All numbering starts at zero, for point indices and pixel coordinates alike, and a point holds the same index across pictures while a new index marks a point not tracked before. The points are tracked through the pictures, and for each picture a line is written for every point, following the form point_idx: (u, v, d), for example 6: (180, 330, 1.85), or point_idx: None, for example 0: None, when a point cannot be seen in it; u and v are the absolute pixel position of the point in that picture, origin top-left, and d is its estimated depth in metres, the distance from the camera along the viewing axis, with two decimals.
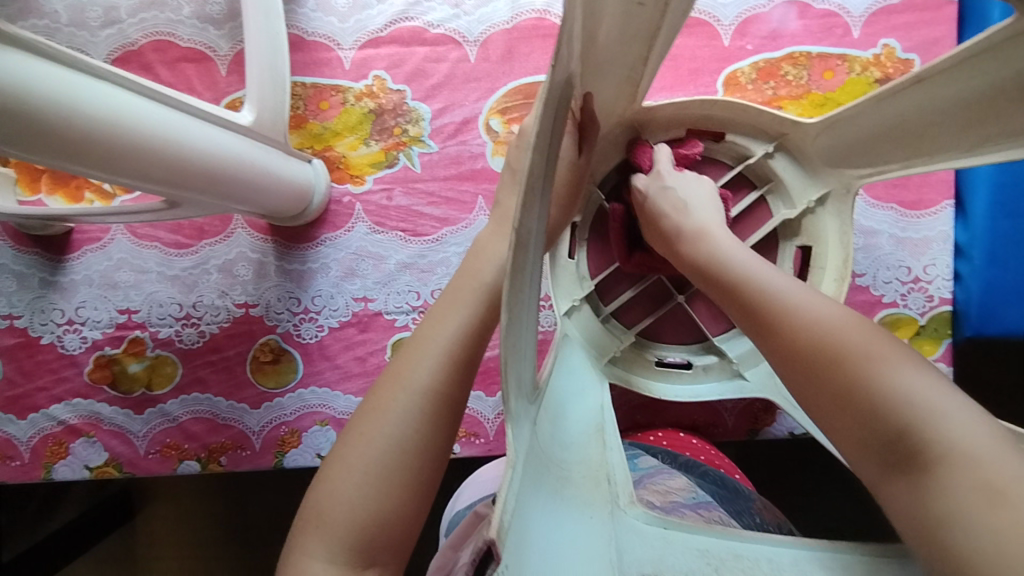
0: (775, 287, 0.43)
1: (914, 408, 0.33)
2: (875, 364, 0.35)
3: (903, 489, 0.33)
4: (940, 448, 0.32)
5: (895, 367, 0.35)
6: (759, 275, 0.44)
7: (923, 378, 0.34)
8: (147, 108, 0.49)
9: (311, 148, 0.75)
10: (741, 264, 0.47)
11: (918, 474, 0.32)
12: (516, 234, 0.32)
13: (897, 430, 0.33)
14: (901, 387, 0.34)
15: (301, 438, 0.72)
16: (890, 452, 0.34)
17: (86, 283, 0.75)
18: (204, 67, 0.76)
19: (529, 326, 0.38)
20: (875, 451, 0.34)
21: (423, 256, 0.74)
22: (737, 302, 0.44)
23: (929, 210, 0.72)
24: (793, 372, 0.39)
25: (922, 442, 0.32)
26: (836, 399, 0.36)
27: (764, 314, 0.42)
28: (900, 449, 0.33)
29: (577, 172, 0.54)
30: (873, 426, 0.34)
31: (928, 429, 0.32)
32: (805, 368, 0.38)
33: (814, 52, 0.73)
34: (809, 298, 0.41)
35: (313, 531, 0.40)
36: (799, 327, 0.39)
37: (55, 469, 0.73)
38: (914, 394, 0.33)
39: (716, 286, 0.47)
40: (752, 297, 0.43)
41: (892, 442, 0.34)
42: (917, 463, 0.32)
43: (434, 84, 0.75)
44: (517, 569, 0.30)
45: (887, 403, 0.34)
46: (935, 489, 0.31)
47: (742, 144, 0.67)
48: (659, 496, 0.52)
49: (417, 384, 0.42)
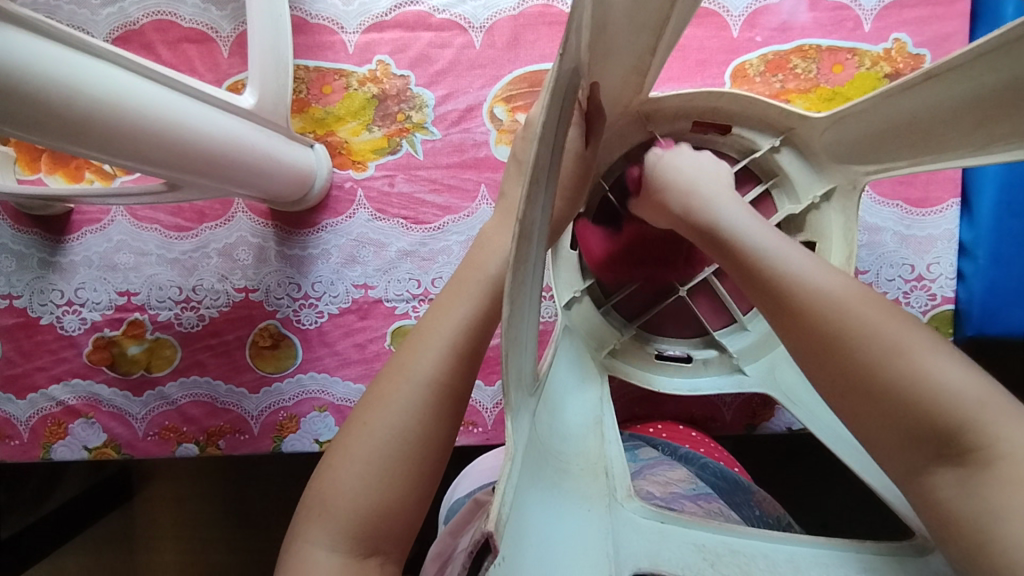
0: (807, 272, 0.43)
1: (965, 405, 0.34)
2: (924, 359, 0.36)
3: (950, 482, 0.35)
4: (990, 442, 0.33)
5: (940, 364, 0.36)
6: (789, 259, 0.44)
7: (964, 373, 0.36)
8: (149, 90, 0.48)
9: (313, 132, 0.74)
10: (768, 246, 0.46)
11: (966, 467, 0.34)
12: (519, 226, 0.32)
13: (946, 425, 0.35)
14: (946, 385, 0.35)
15: (299, 423, 0.72)
16: (936, 446, 0.35)
17: (86, 265, 0.74)
18: (206, 48, 0.75)
19: (531, 317, 0.38)
20: (918, 443, 0.36)
21: (424, 244, 0.74)
22: (765, 287, 0.44)
23: (934, 208, 0.72)
24: (835, 363, 0.39)
25: (972, 438, 0.34)
26: (882, 392, 0.37)
27: (800, 302, 0.41)
28: (948, 442, 0.35)
29: (582, 163, 0.54)
30: (920, 420, 0.35)
31: (980, 424, 0.34)
32: (849, 360, 0.38)
33: (824, 45, 0.72)
34: (846, 288, 0.41)
35: (315, 520, 0.40)
36: (843, 319, 0.39)
37: (54, 449, 0.73)
38: (963, 390, 0.35)
39: (741, 269, 0.46)
40: (784, 284, 0.43)
41: (939, 436, 0.35)
42: (965, 456, 0.34)
43: (438, 70, 0.74)
44: (514, 563, 0.30)
45: (938, 399, 0.35)
46: (983, 481, 0.33)
47: (749, 137, 0.66)
48: (659, 487, 0.52)
49: (421, 375, 0.42)
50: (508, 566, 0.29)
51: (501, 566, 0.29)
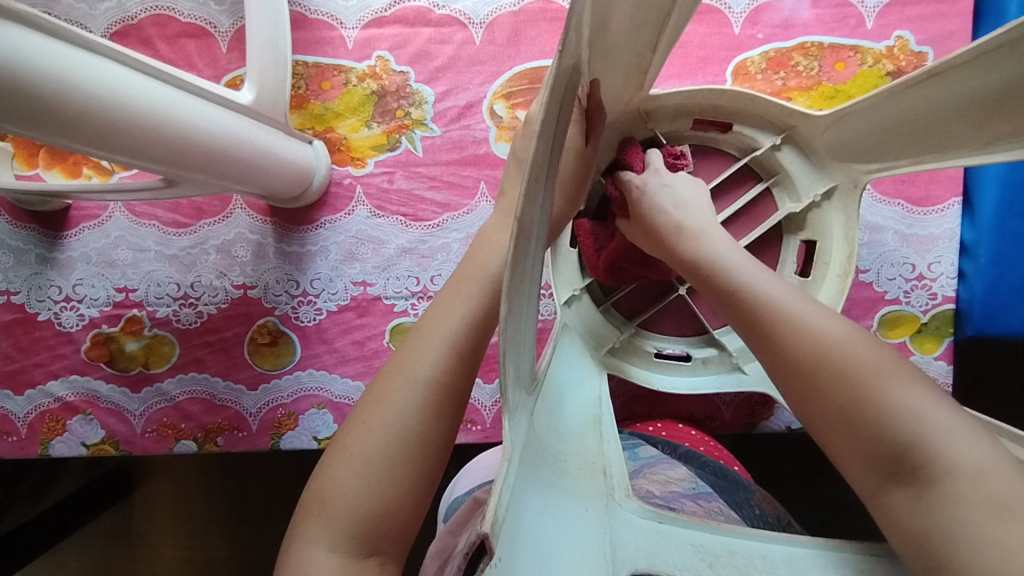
0: (769, 293, 0.43)
1: (920, 424, 0.34)
2: (878, 379, 0.36)
3: (905, 500, 0.34)
4: (940, 460, 0.33)
5: (898, 384, 0.36)
6: (755, 281, 0.44)
7: (922, 394, 0.35)
8: (147, 86, 0.48)
9: (312, 128, 0.74)
10: (736, 267, 0.46)
11: (920, 487, 0.33)
12: (518, 224, 0.31)
13: (902, 444, 0.34)
14: (904, 405, 0.35)
15: (298, 421, 0.72)
16: (894, 466, 0.35)
17: (84, 261, 0.74)
18: (204, 43, 0.74)
19: (530, 316, 0.38)
20: (875, 463, 0.36)
21: (424, 241, 0.73)
22: (733, 309, 0.44)
23: (935, 207, 0.71)
24: (796, 382, 0.39)
25: (925, 456, 0.33)
26: (840, 411, 0.37)
27: (764, 321, 0.42)
28: (904, 462, 0.34)
29: (582, 161, 0.53)
30: (877, 439, 0.35)
31: (933, 444, 0.33)
32: (808, 380, 0.38)
33: (826, 42, 0.71)
34: (808, 308, 0.41)
35: (314, 520, 0.40)
36: (802, 339, 0.39)
37: (53, 445, 0.73)
38: (918, 408, 0.35)
39: (712, 289, 0.47)
40: (750, 305, 0.43)
41: (896, 456, 0.35)
42: (920, 476, 0.34)
43: (438, 66, 0.74)
44: (511, 564, 0.30)
45: (893, 419, 0.35)
46: (937, 500, 0.33)
47: (750, 135, 0.66)
48: (659, 486, 0.52)
49: (420, 374, 0.42)
50: (505, 565, 0.29)
51: (498, 567, 0.29)
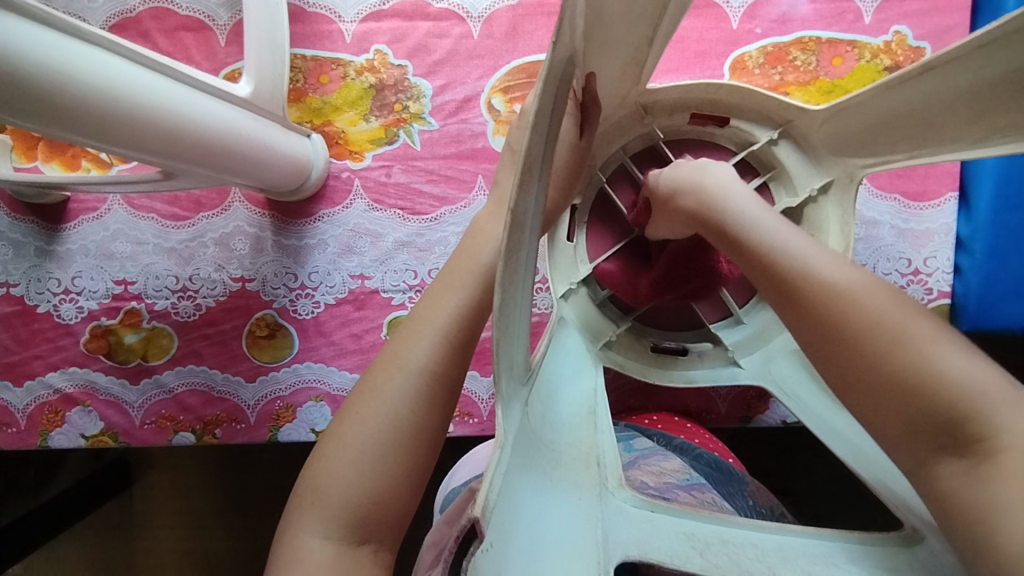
0: (813, 260, 0.42)
1: (978, 396, 0.34)
2: (933, 349, 0.36)
3: (955, 473, 0.34)
4: (998, 434, 0.33)
5: (951, 355, 0.35)
6: (795, 247, 0.43)
7: (975, 365, 0.35)
8: (145, 78, 0.48)
9: (310, 122, 0.74)
10: (773, 234, 0.45)
11: (974, 460, 0.33)
12: (511, 214, 0.32)
13: (955, 416, 0.34)
14: (958, 375, 0.34)
15: (295, 413, 0.72)
16: (947, 438, 0.34)
17: (83, 253, 0.74)
18: (203, 36, 0.74)
19: (524, 308, 0.39)
20: (927, 435, 0.35)
21: (421, 235, 0.74)
22: (771, 275, 0.43)
23: (931, 202, 0.72)
24: (843, 351, 0.38)
25: (982, 429, 0.33)
26: (893, 382, 0.36)
27: (809, 288, 0.40)
28: (955, 433, 0.34)
29: (578, 154, 0.53)
30: (929, 410, 0.35)
31: (990, 417, 0.33)
32: (859, 349, 0.37)
33: (824, 37, 0.71)
34: (855, 277, 0.40)
35: (308, 508, 0.40)
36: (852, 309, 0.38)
37: (52, 436, 0.73)
38: (974, 379, 0.34)
39: (744, 257, 0.45)
40: (792, 273, 0.41)
41: (948, 427, 0.34)
42: (972, 448, 0.33)
43: (436, 60, 0.74)
44: (504, 549, 0.31)
45: (950, 390, 0.34)
46: (991, 473, 0.32)
47: (747, 130, 0.66)
48: (653, 477, 0.52)
49: (414, 364, 0.42)
50: (496, 551, 0.30)
51: (490, 552, 0.29)
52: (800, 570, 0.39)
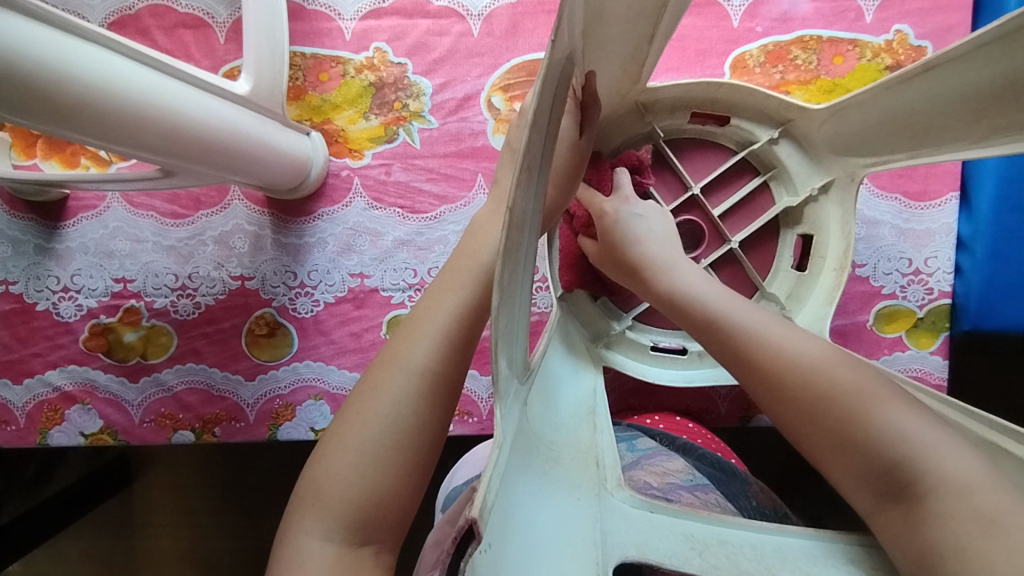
0: (748, 321, 0.44)
1: (907, 444, 0.36)
2: (863, 402, 0.38)
3: (895, 517, 0.36)
4: (929, 480, 0.35)
5: (887, 406, 0.37)
6: (732, 308, 0.46)
7: (907, 413, 0.37)
8: (143, 76, 0.48)
9: (309, 120, 0.74)
10: (712, 297, 0.47)
11: (911, 504, 0.35)
12: (509, 214, 0.32)
13: (894, 464, 0.36)
14: (896, 426, 0.36)
15: (295, 412, 0.72)
16: (885, 484, 0.36)
17: (82, 251, 0.74)
18: (202, 33, 0.74)
19: (523, 307, 0.38)
20: (869, 481, 0.37)
21: (421, 234, 0.73)
22: (710, 338, 0.45)
23: (933, 202, 0.71)
24: (784, 408, 0.41)
25: (915, 473, 0.35)
26: (830, 437, 0.38)
27: (745, 348, 0.43)
28: (893, 481, 0.36)
29: (577, 152, 0.53)
30: (870, 462, 0.37)
31: (926, 465, 0.35)
32: (795, 407, 0.40)
33: (825, 36, 0.71)
34: (793, 337, 0.42)
35: (308, 509, 0.40)
36: (788, 366, 0.40)
37: (51, 435, 0.73)
38: (912, 433, 0.36)
39: (687, 320, 0.48)
40: (729, 333, 0.44)
41: (887, 475, 0.36)
42: (907, 494, 0.35)
43: (436, 58, 0.74)
44: (501, 550, 0.31)
45: (881, 442, 0.36)
46: (926, 517, 0.34)
47: (748, 129, 0.66)
48: (657, 477, 0.52)
49: (414, 364, 0.42)
50: (494, 551, 0.30)
51: (488, 553, 0.29)
52: (801, 571, 0.38)
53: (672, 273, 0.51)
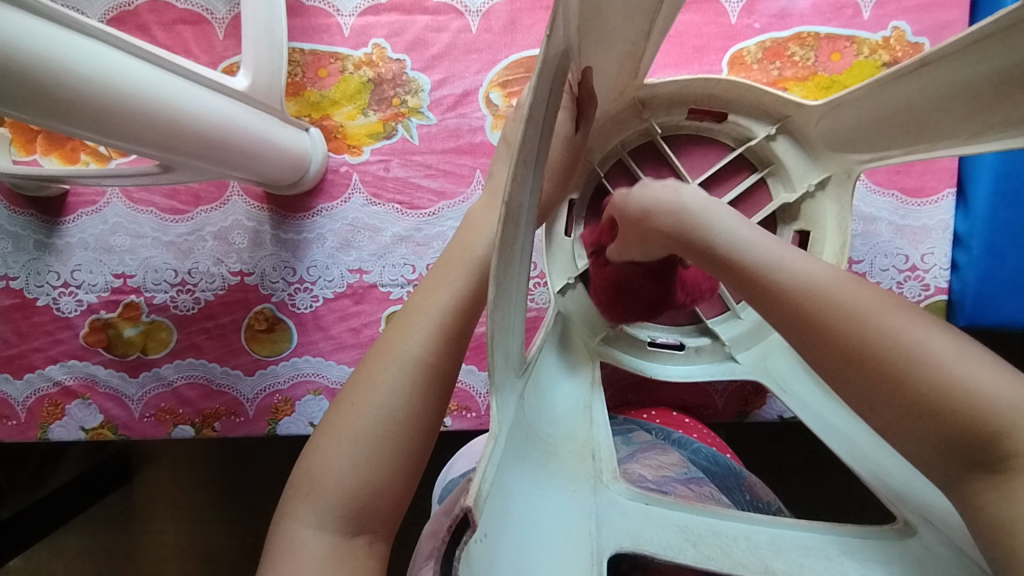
0: (806, 277, 0.41)
1: (999, 410, 0.33)
2: (949, 365, 0.34)
3: (988, 490, 0.33)
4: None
5: (972, 369, 0.34)
6: (785, 262, 0.42)
7: (995, 375, 0.34)
8: (142, 70, 0.48)
9: (309, 116, 0.74)
10: (763, 254, 0.43)
11: (1004, 477, 0.32)
12: (505, 207, 0.32)
13: (985, 433, 0.33)
14: (985, 390, 0.33)
15: (294, 407, 0.72)
16: (972, 454, 0.33)
17: (82, 247, 0.75)
18: (201, 29, 0.74)
19: (518, 301, 0.39)
20: (953, 453, 0.34)
21: (420, 229, 0.74)
22: (764, 295, 0.41)
23: (929, 198, 0.72)
24: (856, 376, 0.37)
25: (1008, 446, 0.32)
26: (910, 405, 0.35)
27: (810, 306, 0.39)
28: (986, 450, 0.33)
29: (573, 148, 0.54)
30: (959, 431, 0.33)
31: (1019, 432, 0.32)
32: (873, 373, 0.36)
33: (823, 32, 0.71)
34: (860, 294, 0.39)
35: (303, 499, 0.40)
36: (858, 325, 0.37)
37: (52, 429, 0.73)
38: (1001, 396, 0.33)
39: (735, 275, 0.44)
40: (792, 293, 0.40)
41: (977, 445, 0.33)
42: (1004, 464, 0.32)
43: (435, 54, 0.74)
44: (495, 539, 0.31)
45: (971, 407, 0.33)
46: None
47: (745, 125, 0.66)
48: (651, 470, 0.52)
49: (408, 355, 0.42)
50: (488, 542, 0.30)
51: (483, 542, 0.30)
52: (794, 562, 0.39)
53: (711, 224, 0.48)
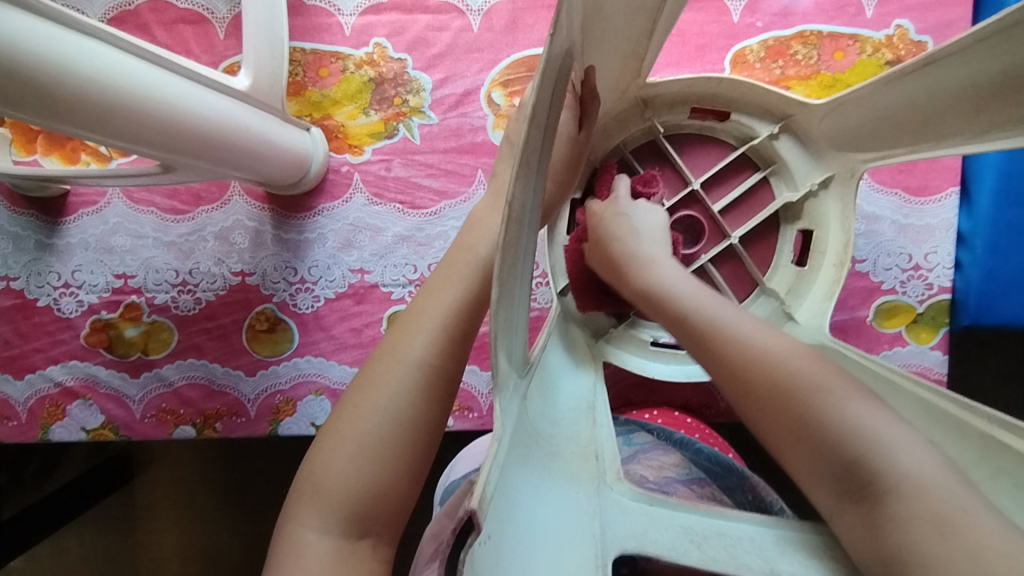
0: (712, 316, 0.45)
1: (864, 439, 0.36)
2: (824, 398, 0.38)
3: (857, 518, 0.36)
4: (886, 478, 0.35)
5: (846, 402, 0.38)
6: (701, 303, 0.47)
7: (867, 410, 0.37)
8: (143, 70, 0.48)
9: (310, 116, 0.74)
10: (686, 295, 0.48)
11: (871, 503, 0.35)
12: (508, 209, 0.32)
13: (852, 461, 0.36)
14: (852, 421, 0.37)
15: (296, 407, 0.72)
16: (845, 481, 0.36)
17: (83, 247, 0.74)
18: (202, 29, 0.74)
19: (522, 302, 0.39)
20: (831, 481, 0.37)
21: (421, 229, 0.73)
22: (680, 330, 0.47)
23: (933, 197, 0.71)
24: (748, 405, 0.41)
25: (873, 471, 0.35)
26: (790, 431, 0.39)
27: (713, 341, 0.44)
28: (854, 479, 0.36)
29: (576, 148, 0.54)
30: (829, 458, 0.37)
31: (882, 462, 0.35)
32: (759, 400, 0.40)
33: (825, 31, 0.71)
34: (757, 333, 0.43)
35: (307, 502, 0.40)
36: (748, 357, 0.42)
37: (53, 430, 0.73)
38: (870, 428, 0.36)
39: (659, 313, 0.49)
40: (699, 329, 0.45)
41: (846, 472, 0.36)
42: (867, 493, 0.35)
43: (436, 53, 0.74)
44: (500, 541, 0.31)
45: (839, 434, 0.37)
46: (881, 516, 0.34)
47: (748, 124, 0.66)
48: (653, 471, 0.52)
49: (412, 357, 0.42)
50: (494, 544, 0.30)
51: (488, 545, 0.29)
52: (799, 564, 0.39)
53: (648, 268, 0.52)
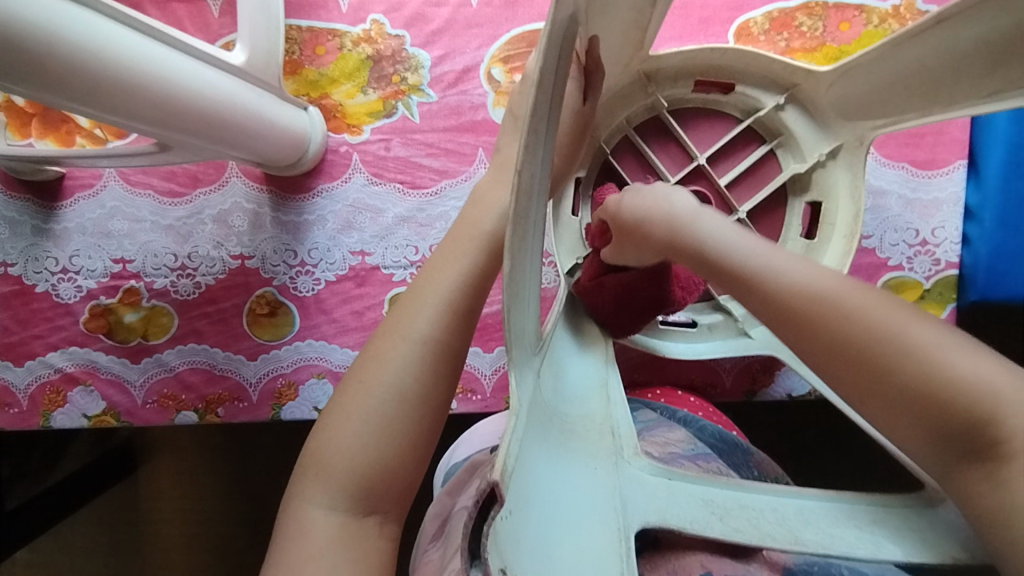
0: (781, 268, 0.40)
1: (992, 395, 0.32)
2: (936, 354, 0.33)
3: (981, 480, 0.32)
4: (1014, 435, 0.31)
5: (955, 355, 0.33)
6: (763, 255, 0.41)
7: (980, 358, 0.33)
8: (138, 43, 0.47)
9: (307, 95, 0.73)
10: (739, 246, 0.42)
11: (997, 464, 0.31)
12: (517, 178, 0.31)
13: (973, 420, 0.32)
14: (967, 375, 0.32)
15: (298, 391, 0.72)
16: (960, 442, 0.32)
17: (80, 231, 0.74)
18: (196, 8, 0.73)
19: (532, 273, 0.38)
20: (943, 443, 0.33)
21: (422, 210, 0.73)
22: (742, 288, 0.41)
23: (940, 170, 0.70)
24: (837, 366, 0.36)
25: (1000, 430, 0.31)
26: (893, 394, 0.34)
27: (788, 300, 0.38)
28: (976, 438, 0.32)
29: (580, 120, 0.53)
30: (946, 419, 0.32)
31: (1006, 416, 0.31)
32: (852, 360, 0.35)
33: (831, 1, 0.70)
34: (832, 281, 0.38)
35: (311, 479, 0.40)
36: (834, 312, 0.36)
37: (54, 417, 0.73)
38: (988, 381, 0.32)
39: (711, 271, 0.43)
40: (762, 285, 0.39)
41: (966, 433, 0.32)
42: (995, 452, 0.31)
43: (434, 30, 0.73)
44: (521, 516, 0.30)
45: (958, 396, 0.32)
46: (1012, 477, 0.31)
47: (753, 96, 0.65)
48: (658, 447, 0.51)
49: (416, 333, 0.41)
50: (515, 519, 0.29)
51: (510, 519, 0.29)
52: (823, 533, 0.38)
53: (695, 229, 0.46)
